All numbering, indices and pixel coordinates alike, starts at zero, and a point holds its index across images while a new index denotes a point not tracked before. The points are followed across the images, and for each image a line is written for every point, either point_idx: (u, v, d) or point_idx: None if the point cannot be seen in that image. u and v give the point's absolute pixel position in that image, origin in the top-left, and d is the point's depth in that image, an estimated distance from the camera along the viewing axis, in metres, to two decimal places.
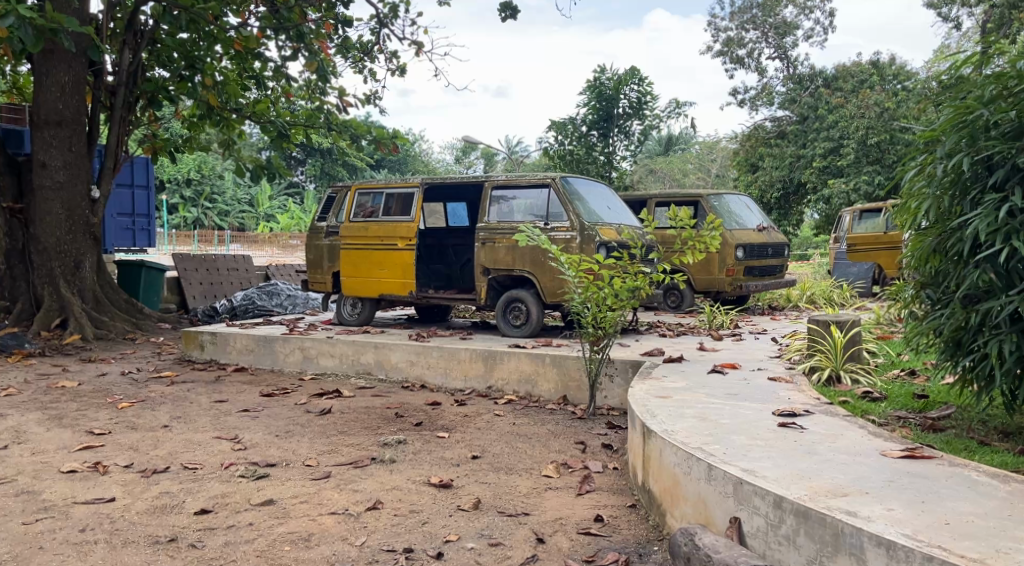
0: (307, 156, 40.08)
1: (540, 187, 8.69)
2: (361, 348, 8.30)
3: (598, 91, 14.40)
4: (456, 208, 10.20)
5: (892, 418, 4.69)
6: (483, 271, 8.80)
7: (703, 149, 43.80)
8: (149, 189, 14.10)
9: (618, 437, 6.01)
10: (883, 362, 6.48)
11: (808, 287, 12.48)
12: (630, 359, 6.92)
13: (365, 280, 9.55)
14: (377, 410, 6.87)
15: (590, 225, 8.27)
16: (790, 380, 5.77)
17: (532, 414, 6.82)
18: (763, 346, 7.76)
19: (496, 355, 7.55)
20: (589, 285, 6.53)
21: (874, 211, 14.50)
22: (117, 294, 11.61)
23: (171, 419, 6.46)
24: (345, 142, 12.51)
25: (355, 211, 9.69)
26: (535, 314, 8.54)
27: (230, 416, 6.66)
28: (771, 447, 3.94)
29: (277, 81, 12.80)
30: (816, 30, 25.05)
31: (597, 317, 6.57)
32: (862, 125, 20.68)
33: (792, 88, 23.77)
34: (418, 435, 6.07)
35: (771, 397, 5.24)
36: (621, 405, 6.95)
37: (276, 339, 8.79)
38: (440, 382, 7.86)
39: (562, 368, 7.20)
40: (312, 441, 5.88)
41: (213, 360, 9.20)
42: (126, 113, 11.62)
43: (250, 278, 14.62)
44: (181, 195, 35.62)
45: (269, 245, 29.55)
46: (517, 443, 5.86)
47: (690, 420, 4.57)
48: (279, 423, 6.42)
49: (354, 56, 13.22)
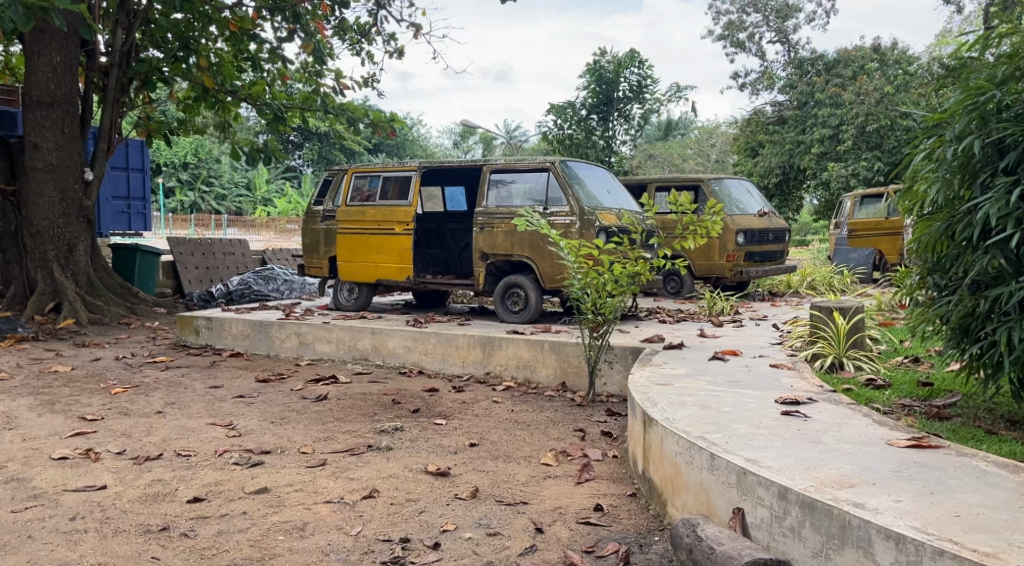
0: (305, 140, 39.89)
1: (539, 171, 8.58)
2: (358, 334, 8.22)
3: (598, 74, 14.25)
4: (454, 192, 10.10)
5: (897, 406, 4.62)
6: (481, 256, 8.71)
7: (702, 134, 43.58)
8: (144, 172, 13.99)
9: (618, 425, 5.93)
10: (886, 349, 6.40)
11: (809, 273, 12.40)
12: (630, 346, 6.84)
13: (362, 264, 9.46)
14: (374, 397, 6.80)
15: (590, 209, 8.18)
16: (793, 367, 5.69)
17: (531, 400, 6.75)
18: (764, 333, 7.68)
19: (495, 341, 7.47)
20: (589, 270, 6.43)
21: (875, 197, 14.38)
22: (111, 278, 11.51)
23: (165, 404, 6.38)
24: (342, 125, 12.40)
25: (352, 195, 9.58)
26: (534, 300, 8.45)
27: (225, 402, 6.58)
28: (774, 435, 3.85)
29: (273, 63, 12.65)
30: (817, 14, 24.84)
31: (597, 303, 6.49)
32: (862, 111, 20.53)
33: (793, 73, 23.60)
34: (415, 422, 5.99)
35: (773, 384, 5.17)
36: (620, 392, 6.88)
37: (272, 324, 8.70)
38: (438, 368, 7.79)
39: (561, 355, 7.12)
40: (308, 428, 5.81)
41: (208, 345, 9.12)
42: (119, 94, 11.49)
43: (246, 262, 14.53)
44: (177, 178, 35.43)
45: (266, 229, 29.44)
46: (516, 430, 5.79)
47: (692, 408, 4.49)
48: (275, 409, 6.35)
49: (351, 38, 13.07)
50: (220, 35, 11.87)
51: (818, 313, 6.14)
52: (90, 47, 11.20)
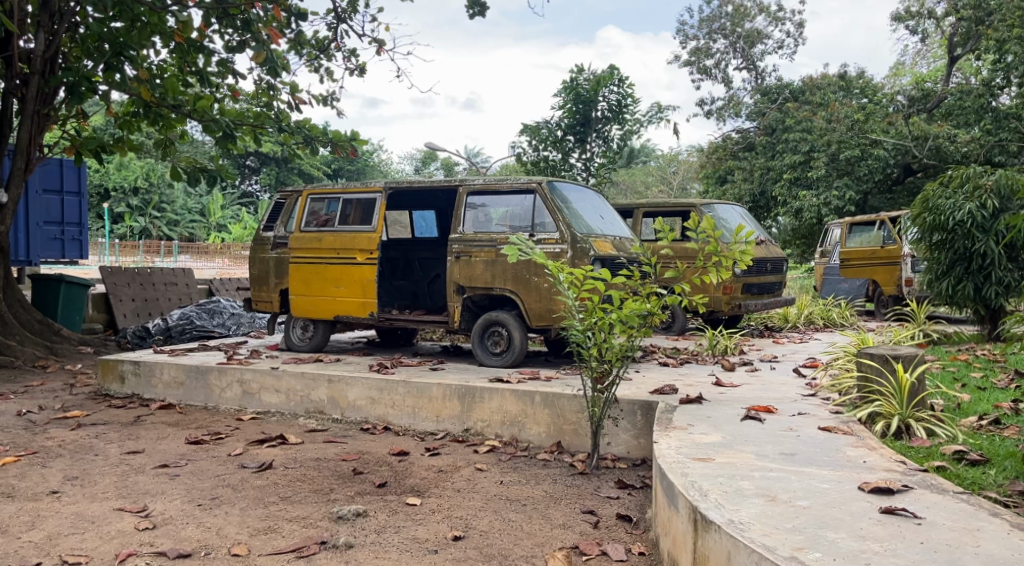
0: (262, 164, 38.53)
1: (524, 194, 7.48)
2: (312, 383, 6.98)
3: (575, 92, 13.20)
4: (423, 217, 8.97)
5: (1019, 497, 3.52)
6: (457, 289, 7.54)
7: (663, 161, 42.93)
8: (81, 196, 12.55)
9: (634, 503, 4.81)
10: (950, 406, 5.31)
11: (806, 306, 11.51)
12: (639, 400, 5.70)
13: (318, 298, 8.22)
14: (329, 465, 5.57)
15: (583, 237, 7.11)
16: (852, 432, 4.58)
17: (522, 468, 5.58)
18: (789, 381, 6.55)
19: (475, 392, 6.29)
20: (593, 308, 5.36)
21: (867, 225, 13.31)
22: (29, 314, 10.25)
23: (64, 482, 5.18)
24: (298, 144, 11.19)
25: (307, 219, 8.39)
26: (517, 340, 7.29)
27: (143, 475, 5.34)
28: (896, 557, 2.80)
29: (223, 77, 11.44)
30: (785, 42, 24.32)
31: (602, 348, 5.40)
32: (834, 139, 19.57)
33: (760, 100, 22.70)
34: (381, 502, 4.78)
35: (839, 457, 4.06)
36: (627, 455, 5.71)
37: (210, 370, 7.42)
38: (406, 423, 6.57)
39: (555, 409, 5.98)
40: (244, 514, 4.59)
41: (135, 395, 7.79)
42: (41, 106, 10.14)
43: (190, 293, 13.18)
44: (127, 204, 33.66)
45: (221, 254, 28.31)
46: (508, 513, 4.65)
47: (755, 500, 3.38)
48: (205, 485, 5.13)
49: (308, 53, 11.91)
50: (164, 46, 10.69)
51: (870, 362, 5.07)
52: (7, 52, 9.85)
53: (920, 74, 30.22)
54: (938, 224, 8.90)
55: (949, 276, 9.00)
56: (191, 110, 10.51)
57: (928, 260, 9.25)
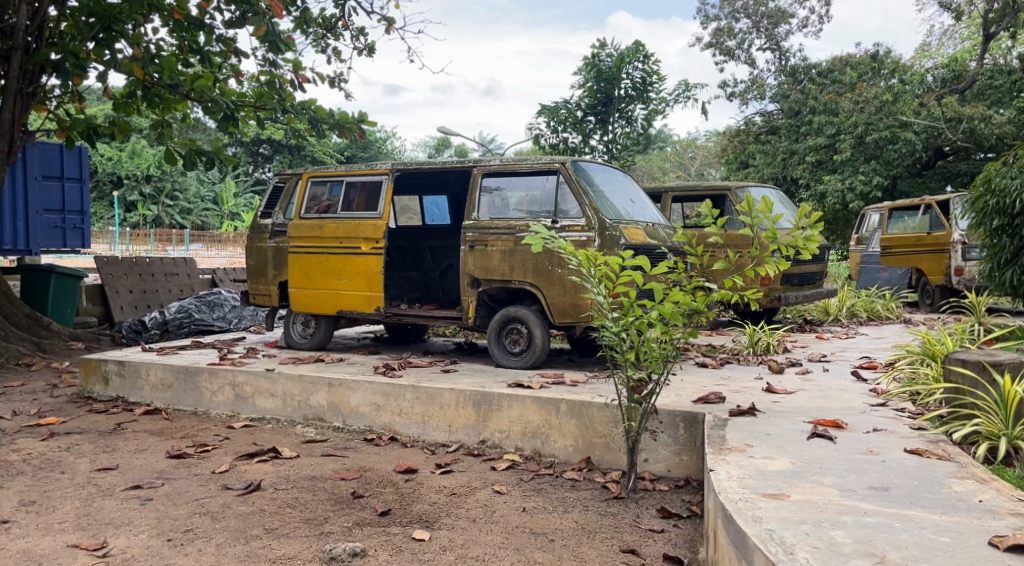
0: (274, 152, 37.92)
1: (545, 176, 6.70)
2: (310, 387, 6.24)
3: (596, 70, 12.33)
4: (434, 202, 8.20)
5: None
6: (471, 282, 6.79)
7: (680, 146, 41.91)
8: (82, 182, 11.86)
9: (683, 539, 4.04)
10: None
11: (847, 298, 10.67)
12: (681, 411, 4.92)
13: (319, 291, 7.46)
14: (326, 485, 4.83)
15: (612, 223, 6.34)
16: (951, 458, 3.79)
17: (547, 490, 4.83)
18: (849, 387, 5.73)
19: (491, 398, 5.55)
20: (630, 306, 4.58)
21: (908, 211, 12.50)
22: (15, 308, 9.60)
23: (20, 508, 4.48)
24: (304, 128, 10.24)
25: (306, 205, 7.65)
26: (538, 338, 6.54)
27: (110, 499, 4.63)
28: None
29: (224, 54, 10.62)
30: (810, 20, 23.25)
31: (641, 353, 4.61)
32: (860, 121, 18.41)
33: (784, 81, 21.36)
34: (383, 536, 4.05)
35: (946, 494, 3.28)
36: (668, 474, 4.95)
37: (200, 372, 6.69)
38: (415, 433, 5.83)
39: (583, 419, 5.22)
40: (220, 552, 3.87)
41: (119, 398, 7.10)
42: (25, 84, 9.39)
43: (191, 284, 12.48)
44: (139, 192, 33.09)
45: (234, 244, 27.86)
46: (533, 553, 3.89)
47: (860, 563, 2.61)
48: (181, 511, 4.42)
49: (314, 32, 11.10)
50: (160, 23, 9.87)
51: (965, 371, 4.38)
52: None
53: (946, 55, 28.96)
54: (1003, 207, 8.00)
55: (1014, 265, 8.05)
56: (190, 91, 9.57)
57: (991, 246, 8.36)
